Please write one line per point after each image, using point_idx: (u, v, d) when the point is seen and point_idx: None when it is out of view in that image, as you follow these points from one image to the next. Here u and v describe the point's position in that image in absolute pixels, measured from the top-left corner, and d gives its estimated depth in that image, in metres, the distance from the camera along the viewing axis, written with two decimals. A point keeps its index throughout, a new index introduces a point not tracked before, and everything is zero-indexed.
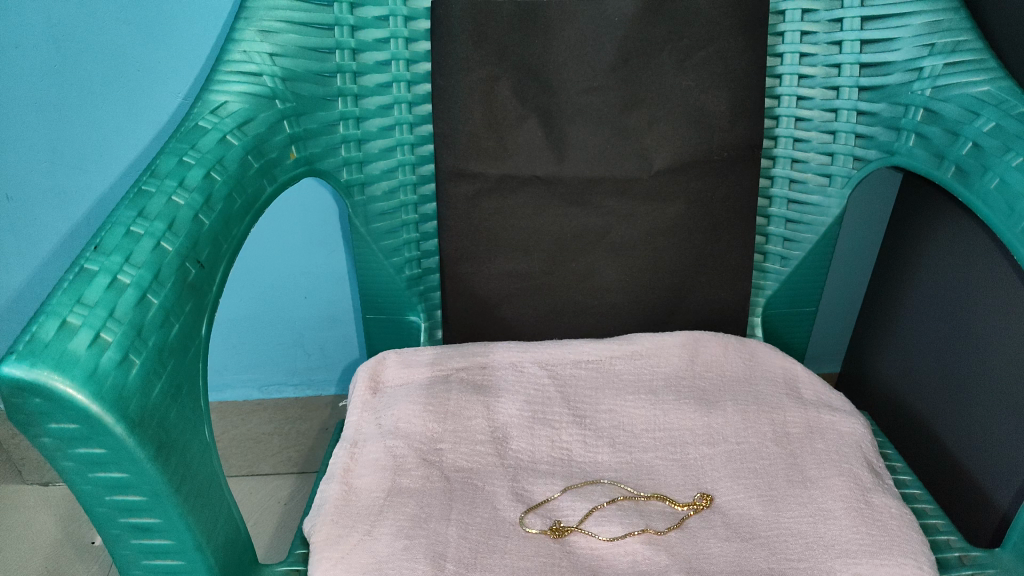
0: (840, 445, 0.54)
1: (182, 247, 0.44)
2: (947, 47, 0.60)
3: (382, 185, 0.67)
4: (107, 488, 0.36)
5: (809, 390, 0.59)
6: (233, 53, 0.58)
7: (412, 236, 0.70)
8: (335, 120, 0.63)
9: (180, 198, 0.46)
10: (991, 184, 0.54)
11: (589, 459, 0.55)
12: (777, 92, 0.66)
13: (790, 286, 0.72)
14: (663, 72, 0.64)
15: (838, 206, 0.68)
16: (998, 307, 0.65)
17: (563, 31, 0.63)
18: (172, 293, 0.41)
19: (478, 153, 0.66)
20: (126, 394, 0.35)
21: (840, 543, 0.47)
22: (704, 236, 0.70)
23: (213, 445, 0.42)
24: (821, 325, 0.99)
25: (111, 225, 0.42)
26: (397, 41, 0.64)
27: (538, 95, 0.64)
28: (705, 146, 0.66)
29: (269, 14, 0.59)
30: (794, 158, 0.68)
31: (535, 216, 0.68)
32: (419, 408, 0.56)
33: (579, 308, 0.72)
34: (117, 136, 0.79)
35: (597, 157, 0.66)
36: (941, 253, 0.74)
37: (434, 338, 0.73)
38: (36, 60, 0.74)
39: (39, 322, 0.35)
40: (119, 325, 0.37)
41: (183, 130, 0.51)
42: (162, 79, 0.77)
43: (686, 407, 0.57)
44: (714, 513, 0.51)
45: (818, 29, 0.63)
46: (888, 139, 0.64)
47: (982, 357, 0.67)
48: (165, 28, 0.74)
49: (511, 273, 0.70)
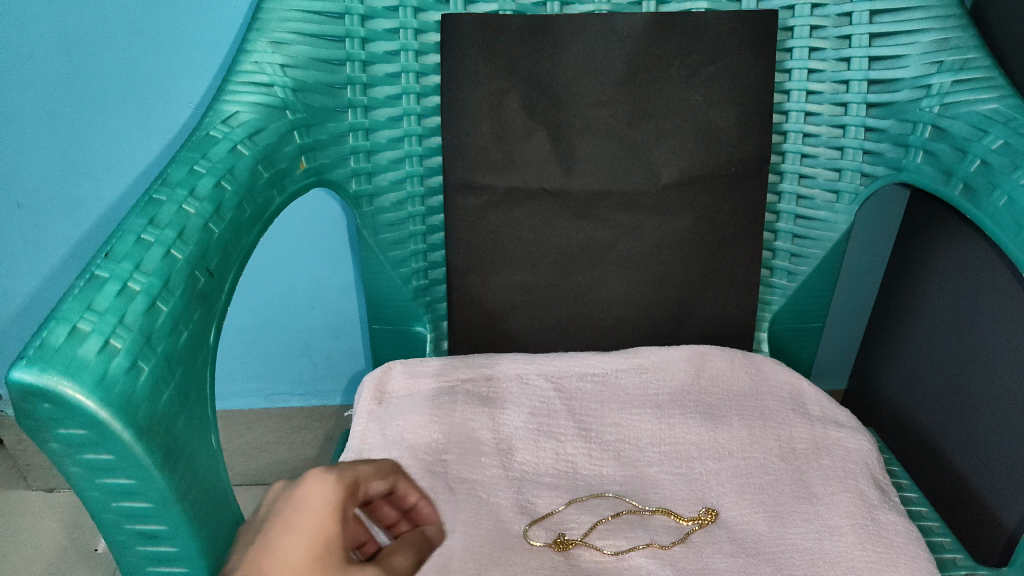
0: (847, 462, 0.54)
1: (192, 256, 0.44)
2: (955, 65, 0.60)
3: (390, 196, 0.68)
4: (113, 494, 0.36)
5: (814, 406, 0.59)
6: (245, 64, 0.58)
7: (419, 247, 0.71)
8: (344, 132, 0.64)
9: (190, 207, 0.46)
10: (999, 203, 0.53)
11: (593, 473, 0.54)
12: (784, 108, 0.66)
13: (796, 302, 0.73)
14: (671, 85, 0.64)
15: (845, 222, 0.69)
16: (1003, 325, 0.66)
17: (571, 45, 0.64)
18: (181, 301, 0.42)
19: (486, 165, 0.66)
20: (135, 400, 0.35)
21: (846, 560, 0.47)
22: (711, 250, 0.69)
23: (219, 454, 0.42)
24: (827, 342, 0.99)
25: (121, 233, 0.43)
26: (407, 55, 0.64)
27: (547, 109, 0.65)
28: (712, 160, 0.66)
29: (281, 26, 0.59)
30: (801, 174, 0.68)
31: (541, 228, 0.68)
32: (424, 419, 0.56)
33: (585, 321, 0.70)
34: (127, 145, 0.80)
35: (604, 170, 0.66)
36: (948, 270, 0.73)
37: (440, 349, 0.74)
38: (48, 69, 0.75)
39: (49, 328, 0.36)
40: (128, 332, 0.37)
41: (194, 139, 0.52)
42: (174, 87, 0.77)
43: (691, 422, 0.57)
44: (719, 527, 0.50)
45: (826, 46, 0.64)
46: (895, 155, 0.64)
47: (990, 375, 0.67)
48: (177, 37, 0.75)
49: (518, 284, 0.70)
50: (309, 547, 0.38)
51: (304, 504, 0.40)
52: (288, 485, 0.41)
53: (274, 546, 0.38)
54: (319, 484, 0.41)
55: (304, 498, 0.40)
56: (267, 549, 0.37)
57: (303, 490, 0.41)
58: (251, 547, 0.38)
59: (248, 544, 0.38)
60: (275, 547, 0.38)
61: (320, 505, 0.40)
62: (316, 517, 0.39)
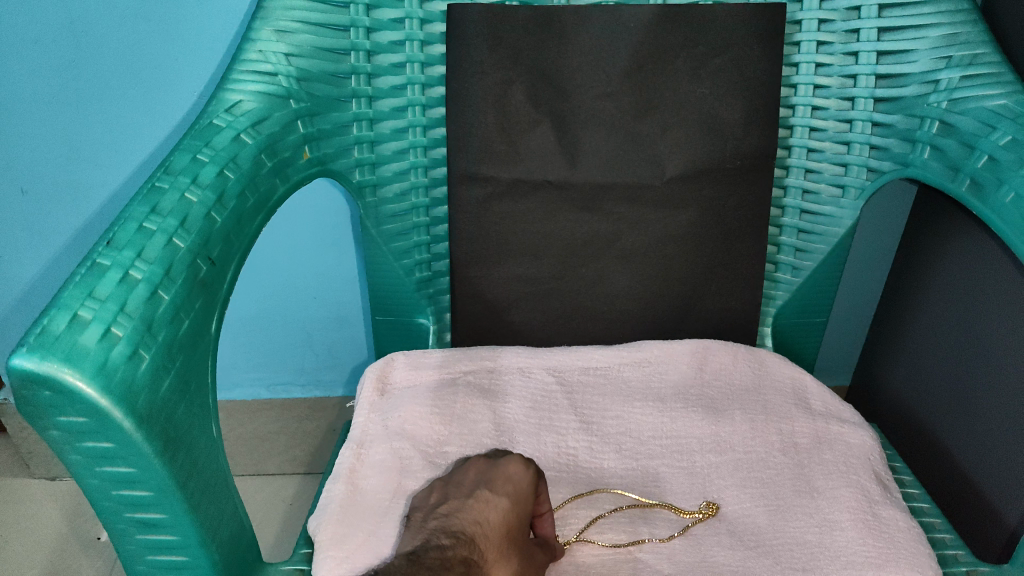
0: (849, 457, 0.54)
1: (194, 244, 0.44)
2: (964, 60, 0.60)
3: (394, 187, 0.68)
4: (114, 482, 0.36)
5: (818, 402, 0.59)
6: (249, 52, 0.57)
7: (423, 239, 0.70)
8: (348, 121, 0.63)
9: (192, 195, 0.46)
10: (1006, 199, 0.53)
11: (594, 465, 0.54)
12: (791, 102, 0.66)
13: (800, 297, 0.72)
14: (677, 78, 0.64)
15: (850, 217, 0.68)
16: (1007, 322, 0.65)
17: (578, 37, 0.63)
18: (182, 289, 0.41)
19: (490, 157, 0.66)
20: (135, 388, 0.35)
21: (847, 554, 0.47)
22: (715, 243, 0.69)
23: (220, 443, 0.42)
24: (830, 338, 0.99)
25: (123, 221, 0.43)
26: (412, 45, 0.64)
27: (552, 100, 0.64)
28: (718, 154, 0.66)
29: (285, 14, 0.59)
30: (807, 168, 0.68)
31: (545, 221, 0.68)
32: (426, 410, 0.55)
33: (587, 314, 0.70)
34: (131, 133, 0.80)
35: (608, 163, 0.66)
36: (953, 266, 0.73)
37: (443, 341, 0.74)
38: (53, 56, 0.75)
39: (50, 314, 0.36)
40: (129, 320, 0.37)
41: (197, 128, 0.51)
42: (179, 76, 0.77)
43: (693, 415, 0.57)
44: (720, 521, 0.50)
45: (834, 40, 0.63)
46: (902, 151, 0.64)
47: (994, 372, 0.66)
48: (181, 25, 0.74)
49: (520, 277, 0.69)
50: (511, 514, 0.45)
51: (510, 481, 0.47)
52: (492, 462, 0.49)
53: (485, 502, 0.46)
54: (521, 469, 0.48)
55: (509, 478, 0.47)
56: (483, 504, 0.46)
57: (509, 472, 0.48)
58: (470, 499, 0.46)
59: (465, 495, 0.46)
60: (485, 503, 0.46)
61: (523, 489, 0.47)
62: (520, 493, 0.47)
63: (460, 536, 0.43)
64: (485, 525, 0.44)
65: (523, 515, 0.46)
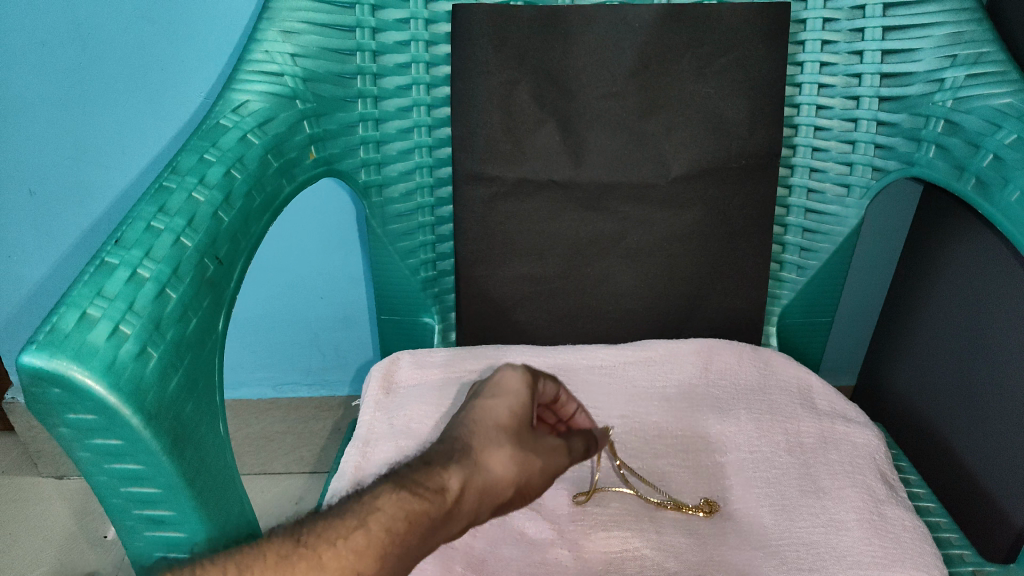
0: (854, 457, 0.54)
1: (201, 244, 0.44)
2: (969, 59, 0.59)
3: (399, 186, 0.68)
4: (123, 479, 0.37)
5: (823, 401, 0.59)
6: (256, 53, 0.58)
7: (428, 238, 0.71)
8: (354, 121, 0.64)
9: (200, 194, 0.46)
10: (1011, 197, 0.53)
11: (600, 464, 0.55)
12: (796, 101, 0.66)
13: (805, 296, 0.72)
14: (682, 78, 0.64)
15: (855, 217, 0.68)
16: (1014, 322, 0.65)
17: (583, 37, 0.63)
18: (189, 288, 0.42)
19: (495, 156, 0.66)
20: (144, 386, 0.36)
21: (853, 554, 0.47)
22: (720, 243, 0.69)
23: (227, 441, 0.42)
24: (835, 338, 0.99)
25: (131, 220, 0.43)
26: (418, 45, 0.64)
27: (557, 100, 0.65)
28: (723, 153, 0.66)
29: (291, 15, 0.59)
30: (812, 167, 0.68)
31: (550, 220, 0.68)
32: (431, 409, 0.56)
33: (592, 313, 0.70)
34: (138, 134, 0.80)
35: (613, 162, 0.66)
36: (959, 266, 0.73)
37: (448, 340, 0.74)
38: (61, 57, 0.75)
39: (60, 312, 0.36)
40: (138, 318, 0.38)
41: (204, 128, 0.52)
42: (185, 77, 0.77)
43: (699, 415, 0.57)
44: (725, 520, 0.50)
45: (839, 38, 0.63)
46: (908, 149, 0.64)
47: (1000, 372, 0.66)
48: (188, 26, 0.75)
49: (525, 277, 0.70)
50: (505, 407, 0.43)
51: (499, 384, 0.45)
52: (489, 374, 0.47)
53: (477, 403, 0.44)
54: (510, 371, 0.46)
55: (499, 382, 0.45)
56: (474, 406, 0.44)
57: (498, 376, 0.46)
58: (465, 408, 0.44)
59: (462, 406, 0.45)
60: (476, 405, 0.43)
61: (515, 389, 0.44)
62: (511, 391, 0.44)
63: (447, 439, 0.41)
64: (477, 421, 0.42)
65: (520, 407, 0.44)
